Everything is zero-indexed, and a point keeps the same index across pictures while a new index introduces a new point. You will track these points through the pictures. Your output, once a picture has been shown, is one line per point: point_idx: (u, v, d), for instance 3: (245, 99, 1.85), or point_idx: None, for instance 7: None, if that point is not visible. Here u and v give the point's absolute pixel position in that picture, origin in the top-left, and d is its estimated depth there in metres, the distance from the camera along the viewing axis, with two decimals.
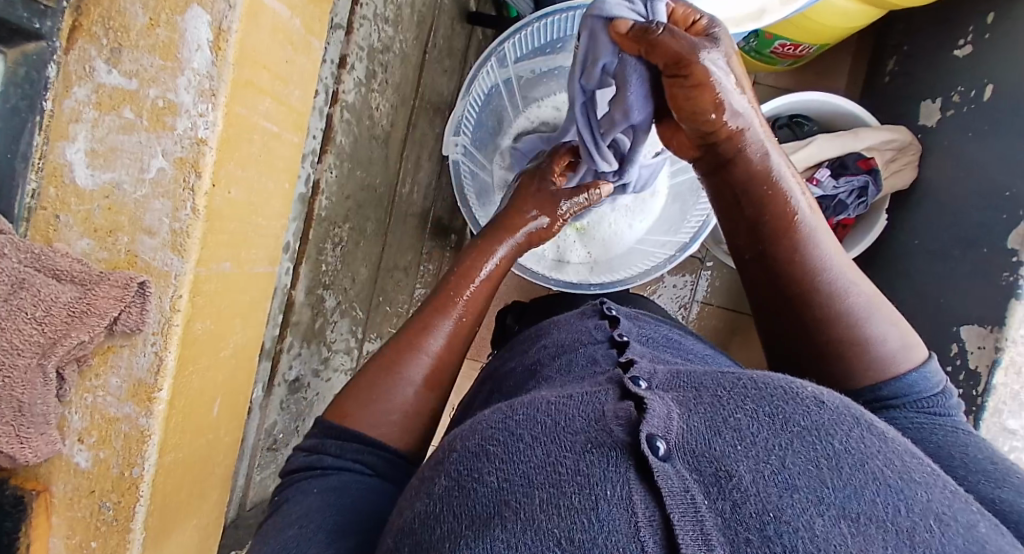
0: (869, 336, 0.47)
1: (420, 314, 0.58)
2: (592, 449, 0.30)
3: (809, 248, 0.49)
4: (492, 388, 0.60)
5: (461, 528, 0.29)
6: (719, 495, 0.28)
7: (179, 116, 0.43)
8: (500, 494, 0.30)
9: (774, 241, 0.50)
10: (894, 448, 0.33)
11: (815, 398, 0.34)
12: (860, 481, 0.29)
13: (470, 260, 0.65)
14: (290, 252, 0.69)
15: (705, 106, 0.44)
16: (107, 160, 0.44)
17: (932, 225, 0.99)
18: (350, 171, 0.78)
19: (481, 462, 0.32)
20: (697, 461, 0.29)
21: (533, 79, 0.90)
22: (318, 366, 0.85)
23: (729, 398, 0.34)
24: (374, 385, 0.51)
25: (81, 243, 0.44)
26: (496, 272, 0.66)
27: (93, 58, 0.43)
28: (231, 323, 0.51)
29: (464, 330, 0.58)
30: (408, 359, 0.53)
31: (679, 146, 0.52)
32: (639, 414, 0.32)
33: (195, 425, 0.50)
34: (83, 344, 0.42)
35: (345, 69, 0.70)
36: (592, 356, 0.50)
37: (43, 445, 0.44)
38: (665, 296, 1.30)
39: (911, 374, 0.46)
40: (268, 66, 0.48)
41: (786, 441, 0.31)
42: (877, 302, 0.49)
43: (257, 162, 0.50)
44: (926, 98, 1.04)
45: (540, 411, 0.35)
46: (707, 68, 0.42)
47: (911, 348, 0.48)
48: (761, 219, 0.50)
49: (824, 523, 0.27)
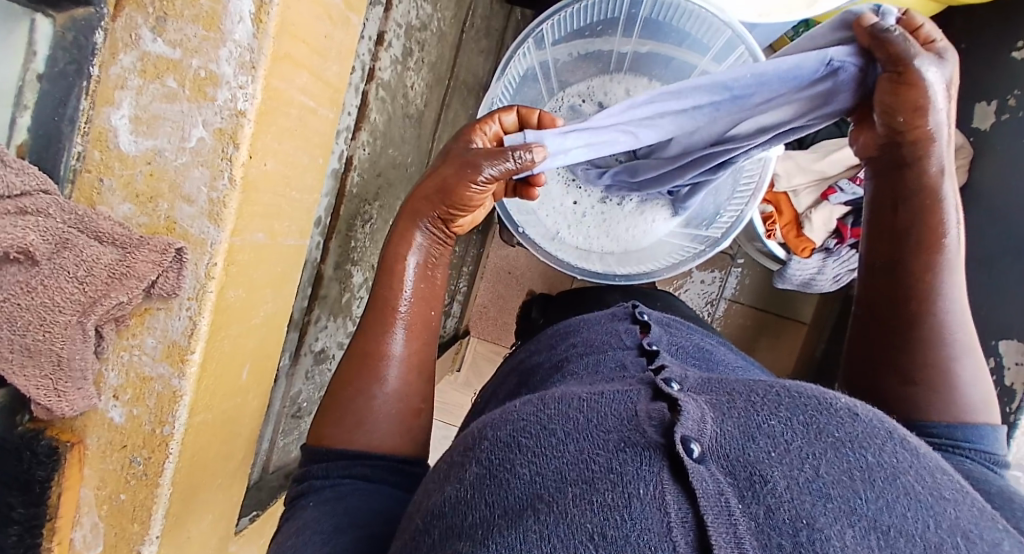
0: (957, 377, 0.47)
1: (367, 320, 0.55)
2: (626, 448, 0.31)
3: (947, 273, 0.48)
4: (518, 381, 0.60)
5: (494, 517, 0.30)
6: (752, 499, 0.28)
7: (219, 87, 0.44)
8: (533, 487, 0.30)
9: (922, 251, 0.48)
10: (924, 464, 0.33)
11: (848, 410, 0.34)
12: (891, 494, 0.29)
13: (392, 249, 0.56)
14: (321, 227, 0.70)
15: (907, 104, 0.44)
16: (150, 127, 0.45)
17: (979, 232, 0.95)
18: (381, 149, 0.78)
19: (513, 453, 0.33)
20: (731, 466, 0.30)
21: (569, 63, 0.90)
22: (343, 340, 0.86)
23: (763, 404, 0.34)
24: (347, 402, 0.52)
25: (123, 207, 0.46)
26: (425, 260, 0.57)
27: (139, 26, 0.44)
28: (262, 292, 0.53)
29: (417, 323, 0.55)
30: (365, 372, 0.53)
31: (861, 143, 0.50)
32: (673, 416, 0.33)
33: (223, 388, 0.52)
34: (122, 305, 0.44)
35: (382, 46, 0.70)
36: (620, 361, 0.50)
37: (80, 399, 0.46)
38: (692, 290, 1.28)
39: (983, 426, 0.46)
40: (306, 40, 0.48)
41: (820, 451, 0.31)
42: (972, 347, 0.48)
43: (293, 136, 0.50)
44: (982, 99, 0.98)
45: (573, 407, 0.36)
46: (925, 75, 0.42)
47: (986, 402, 0.47)
48: (916, 228, 0.48)
49: (855, 534, 0.26)
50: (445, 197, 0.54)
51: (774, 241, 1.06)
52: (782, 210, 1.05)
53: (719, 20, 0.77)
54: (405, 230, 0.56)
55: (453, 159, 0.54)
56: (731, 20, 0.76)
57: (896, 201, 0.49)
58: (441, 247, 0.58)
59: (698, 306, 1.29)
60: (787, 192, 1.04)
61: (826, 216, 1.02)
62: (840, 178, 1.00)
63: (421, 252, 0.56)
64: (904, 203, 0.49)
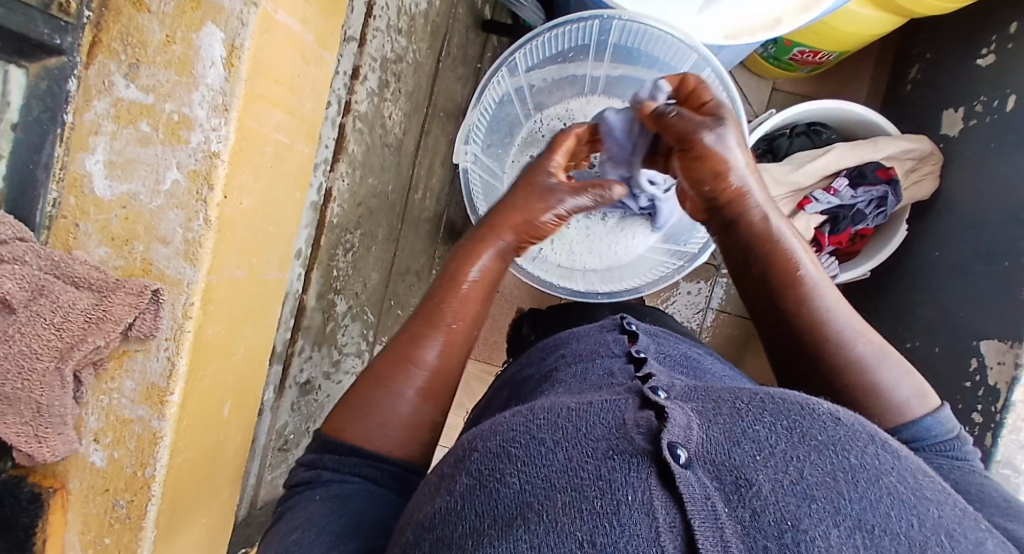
0: (884, 383, 0.47)
1: (410, 324, 0.55)
2: (614, 456, 0.31)
3: (822, 295, 0.51)
4: (510, 393, 0.60)
5: (484, 526, 0.30)
6: (737, 503, 0.28)
7: (193, 130, 0.45)
8: (523, 496, 0.30)
9: (788, 287, 0.52)
10: (907, 465, 0.33)
11: (832, 414, 0.35)
12: (874, 494, 0.30)
13: (456, 265, 0.60)
14: (302, 258, 0.71)
15: (709, 171, 0.54)
16: (124, 171, 0.46)
17: (952, 235, 0.97)
18: (361, 178, 0.79)
19: (503, 463, 0.33)
20: (717, 470, 0.30)
21: (545, 87, 0.93)
22: (329, 369, 0.86)
23: (749, 409, 0.35)
24: (366, 401, 0.51)
25: (99, 250, 0.46)
26: (485, 278, 0.60)
27: (112, 73, 0.45)
28: (241, 327, 0.53)
29: (456, 339, 0.55)
30: (399, 374, 0.52)
31: (692, 208, 0.60)
32: (660, 423, 0.33)
33: (204, 426, 0.52)
34: (99, 349, 0.44)
35: (357, 80, 0.71)
36: (608, 369, 0.50)
37: (60, 445, 0.46)
38: (678, 302, 1.29)
39: (926, 419, 0.46)
40: (280, 80, 0.50)
41: (804, 454, 0.31)
42: (885, 350, 0.49)
43: (269, 173, 0.51)
44: (948, 107, 1.02)
45: (562, 415, 0.35)
46: (706, 140, 0.53)
47: (925, 397, 0.47)
48: (773, 270, 0.53)
49: (840, 534, 0.27)
50: (525, 218, 0.63)
51: None
52: None
53: (685, 45, 0.81)
54: (472, 250, 0.61)
55: (529, 187, 0.65)
56: (697, 46, 0.79)
57: (750, 252, 0.54)
58: (500, 272, 0.62)
59: (686, 317, 1.29)
60: None
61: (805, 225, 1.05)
62: (814, 189, 1.05)
63: (486, 268, 0.60)
64: (755, 253, 0.54)
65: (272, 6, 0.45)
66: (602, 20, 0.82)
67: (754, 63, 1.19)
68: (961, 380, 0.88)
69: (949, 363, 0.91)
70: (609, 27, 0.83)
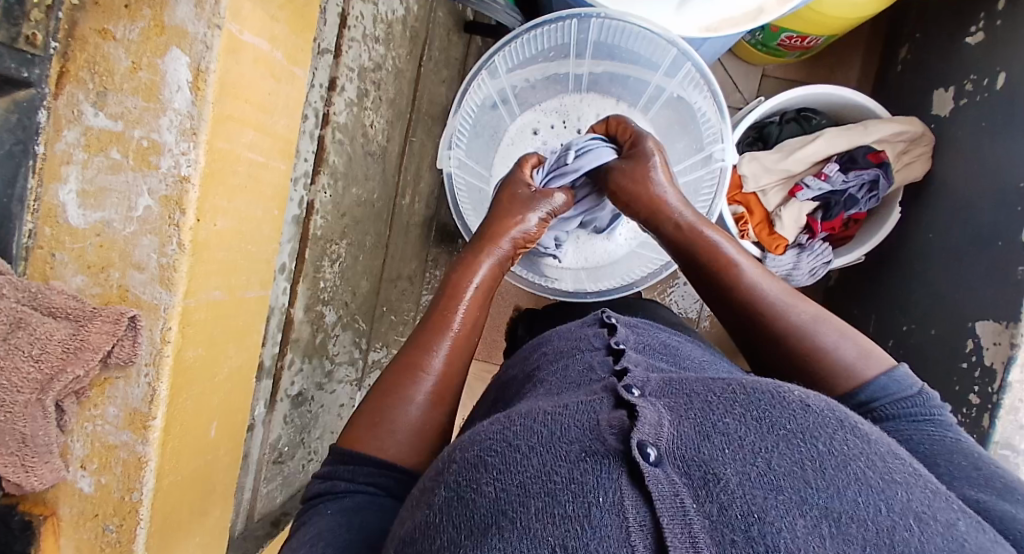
0: (825, 348, 0.50)
1: (419, 332, 0.58)
2: (586, 457, 0.31)
3: (753, 276, 0.57)
4: (495, 396, 0.60)
5: (460, 538, 0.30)
6: (706, 498, 0.28)
7: (162, 155, 0.44)
8: (497, 503, 0.30)
9: (721, 274, 0.59)
10: (877, 449, 0.33)
11: (800, 401, 0.35)
12: (842, 481, 0.30)
13: (458, 276, 0.63)
14: (286, 272, 0.71)
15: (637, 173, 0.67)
16: (97, 199, 0.46)
17: (943, 217, 0.97)
18: (344, 189, 0.79)
19: (478, 471, 0.33)
20: (686, 466, 0.30)
21: (528, 87, 0.91)
22: (321, 379, 0.87)
23: (719, 403, 0.34)
24: (379, 409, 0.52)
25: (76, 279, 0.46)
26: (483, 288, 0.64)
27: (81, 102, 0.45)
28: (223, 347, 0.53)
29: (461, 344, 0.58)
30: (408, 382, 0.53)
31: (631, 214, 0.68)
32: (631, 422, 0.33)
33: (190, 446, 0.52)
34: (79, 378, 0.45)
35: (335, 91, 0.71)
36: (589, 364, 0.50)
37: (48, 473, 0.46)
38: (674, 296, 1.28)
39: (881, 378, 0.48)
40: (250, 98, 0.49)
41: (772, 444, 0.31)
42: (821, 316, 0.53)
43: (243, 192, 0.51)
44: (938, 88, 1.01)
45: (537, 420, 0.35)
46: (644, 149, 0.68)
47: (871, 355, 0.49)
48: (706, 266, 0.60)
49: (806, 524, 0.27)
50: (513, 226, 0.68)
51: (748, 241, 1.06)
52: (753, 211, 1.07)
53: (663, 41, 0.80)
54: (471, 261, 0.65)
55: (503, 194, 0.72)
56: (674, 40, 0.79)
57: (683, 253, 0.63)
58: (498, 281, 0.66)
59: (683, 308, 1.29)
60: (756, 192, 1.06)
61: (796, 213, 1.03)
62: (805, 176, 1.05)
63: (484, 280, 0.64)
64: (687, 250, 0.62)
65: (237, 27, 0.45)
66: (580, 18, 0.81)
67: (741, 49, 1.18)
68: (957, 363, 0.88)
69: (945, 347, 0.91)
70: (587, 25, 0.82)
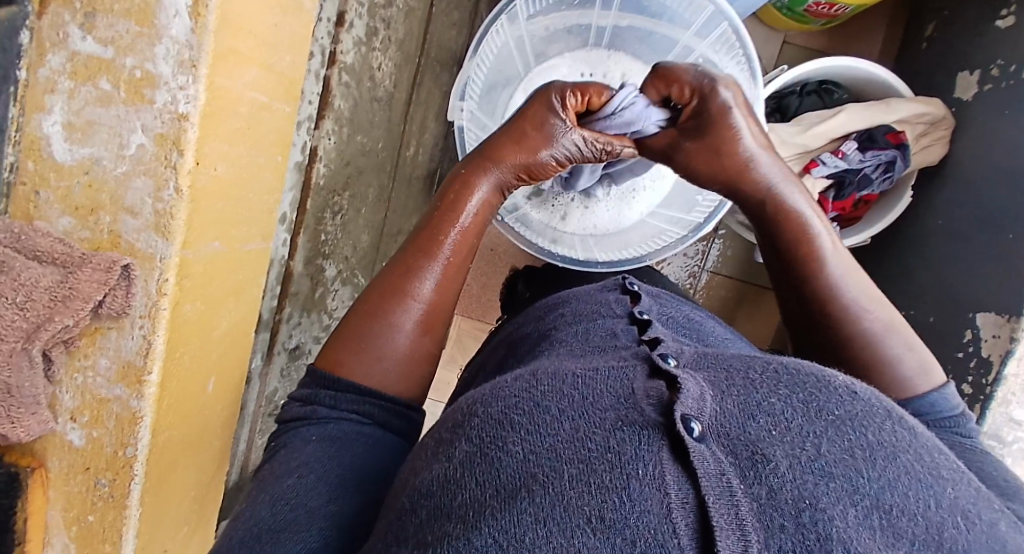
0: (889, 359, 0.49)
1: (404, 256, 0.55)
2: (623, 427, 0.29)
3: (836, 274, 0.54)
4: (505, 353, 0.58)
5: (486, 497, 0.27)
6: (754, 479, 0.26)
7: (157, 89, 0.40)
8: (527, 465, 0.28)
9: (800, 264, 0.56)
10: (923, 443, 0.31)
11: (847, 388, 0.33)
12: (892, 472, 0.28)
13: (457, 192, 0.59)
14: (286, 223, 0.67)
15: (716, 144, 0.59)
16: (84, 134, 0.41)
17: (957, 203, 0.94)
18: (349, 136, 0.74)
19: (506, 430, 0.30)
20: (731, 444, 0.28)
21: (546, 37, 0.84)
22: (319, 334, 0.85)
23: (762, 382, 0.33)
24: (363, 334, 0.50)
25: (63, 221, 0.42)
26: (481, 213, 0.59)
27: (67, 24, 0.40)
28: (222, 301, 0.50)
29: (452, 272, 0.55)
30: (395, 307, 0.51)
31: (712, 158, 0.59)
32: (672, 395, 0.31)
33: (187, 403, 0.50)
34: (68, 329, 0.42)
35: (342, 27, 0.65)
36: (611, 330, 0.48)
37: (35, 424, 0.44)
38: (674, 265, 1.26)
39: (932, 394, 0.47)
40: (254, 31, 0.44)
41: (821, 428, 0.29)
42: (893, 325, 0.51)
43: (245, 136, 0.47)
44: (963, 70, 0.96)
45: (567, 383, 0.33)
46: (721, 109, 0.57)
47: (929, 372, 0.49)
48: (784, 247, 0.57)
49: (856, 514, 0.25)
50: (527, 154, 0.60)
51: None
52: None
53: None
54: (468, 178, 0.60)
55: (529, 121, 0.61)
56: None
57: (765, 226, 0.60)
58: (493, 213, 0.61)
59: (681, 278, 1.27)
60: None
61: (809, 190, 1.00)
62: (822, 151, 1.01)
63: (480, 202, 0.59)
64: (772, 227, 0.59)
65: None
66: None
67: (766, 11, 1.11)
68: (954, 351, 0.87)
69: (943, 336, 0.90)
70: None
